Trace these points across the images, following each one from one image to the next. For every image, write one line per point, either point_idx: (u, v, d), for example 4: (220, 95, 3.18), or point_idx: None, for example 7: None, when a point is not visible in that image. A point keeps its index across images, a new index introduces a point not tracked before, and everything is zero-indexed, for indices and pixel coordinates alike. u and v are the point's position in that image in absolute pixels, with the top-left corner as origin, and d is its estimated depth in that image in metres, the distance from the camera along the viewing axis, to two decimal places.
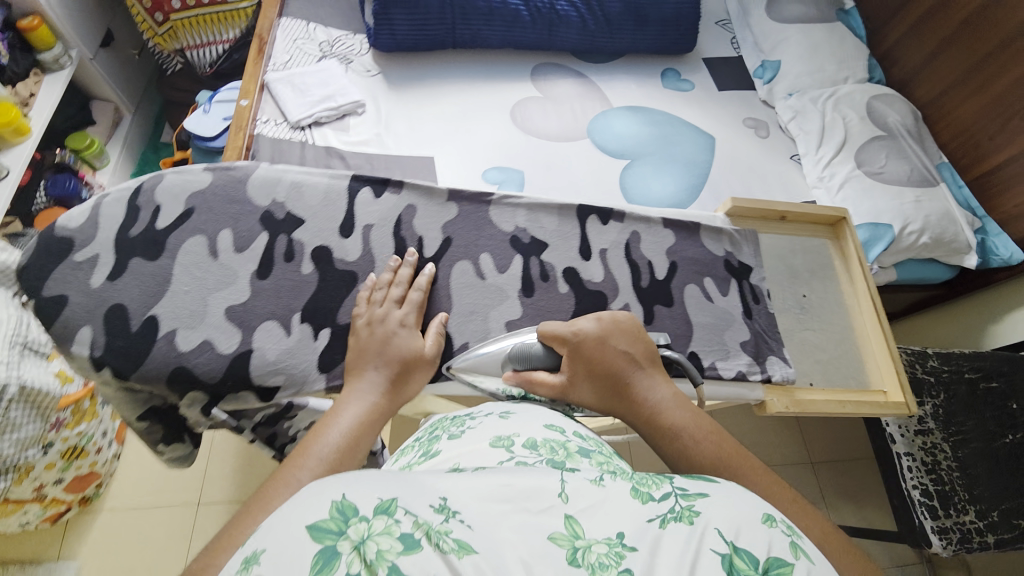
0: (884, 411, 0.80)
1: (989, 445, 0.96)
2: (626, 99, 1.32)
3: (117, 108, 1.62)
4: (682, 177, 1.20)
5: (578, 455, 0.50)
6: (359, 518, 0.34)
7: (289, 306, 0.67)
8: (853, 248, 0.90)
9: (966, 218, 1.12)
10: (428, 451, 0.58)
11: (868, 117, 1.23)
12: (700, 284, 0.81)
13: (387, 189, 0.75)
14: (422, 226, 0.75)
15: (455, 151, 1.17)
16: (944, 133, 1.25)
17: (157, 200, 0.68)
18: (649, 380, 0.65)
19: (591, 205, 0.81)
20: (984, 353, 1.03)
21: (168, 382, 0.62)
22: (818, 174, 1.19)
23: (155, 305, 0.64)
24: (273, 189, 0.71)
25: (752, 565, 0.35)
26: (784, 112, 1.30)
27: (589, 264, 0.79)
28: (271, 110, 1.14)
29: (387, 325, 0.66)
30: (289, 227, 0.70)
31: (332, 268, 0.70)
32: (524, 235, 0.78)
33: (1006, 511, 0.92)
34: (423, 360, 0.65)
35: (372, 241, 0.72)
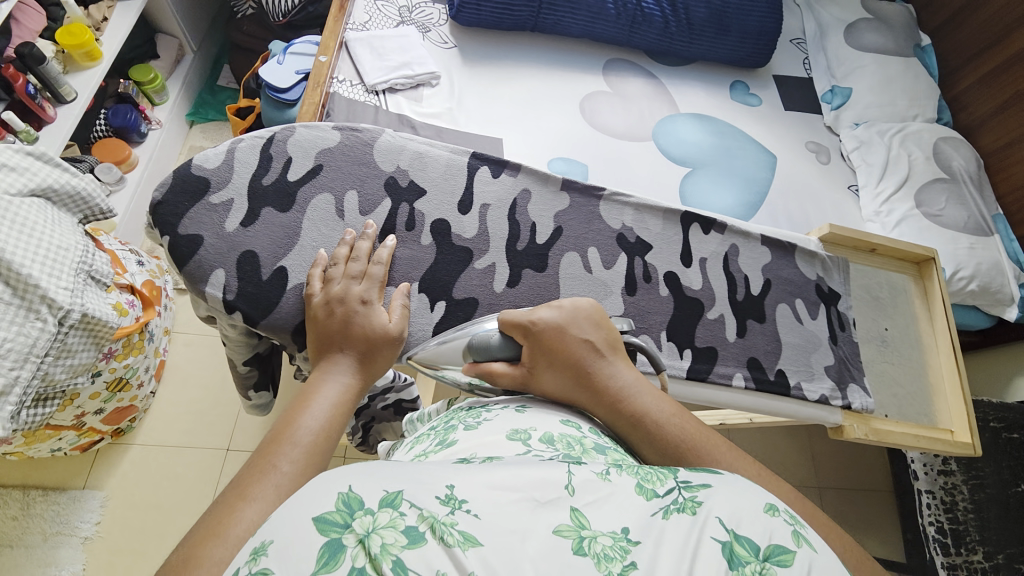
0: (952, 450, 0.85)
1: (1003, 492, 1.00)
2: (693, 106, 1.32)
3: (181, 46, 1.62)
4: (740, 193, 1.21)
5: (595, 452, 0.51)
6: (364, 511, 0.36)
7: (408, 274, 0.70)
8: (938, 288, 0.92)
9: (1015, 271, 1.13)
10: (443, 439, 0.55)
11: (933, 158, 1.23)
12: (792, 305, 0.84)
13: (504, 172, 0.77)
14: (536, 212, 0.77)
15: (527, 137, 1.18)
16: (1002, 185, 1.26)
17: (289, 152, 0.70)
18: (611, 367, 0.62)
19: (694, 214, 0.83)
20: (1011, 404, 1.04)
21: (292, 333, 0.66)
22: (875, 209, 1.20)
23: (284, 257, 0.66)
24: (397, 157, 0.74)
25: (753, 552, 0.37)
26: (848, 141, 1.30)
27: (690, 271, 0.80)
28: (348, 70, 1.15)
29: (348, 303, 0.62)
30: (411, 196, 0.72)
31: (448, 242, 0.73)
32: (630, 234, 0.80)
33: (1012, 555, 0.97)
34: (390, 336, 0.63)
35: (488, 221, 0.75)
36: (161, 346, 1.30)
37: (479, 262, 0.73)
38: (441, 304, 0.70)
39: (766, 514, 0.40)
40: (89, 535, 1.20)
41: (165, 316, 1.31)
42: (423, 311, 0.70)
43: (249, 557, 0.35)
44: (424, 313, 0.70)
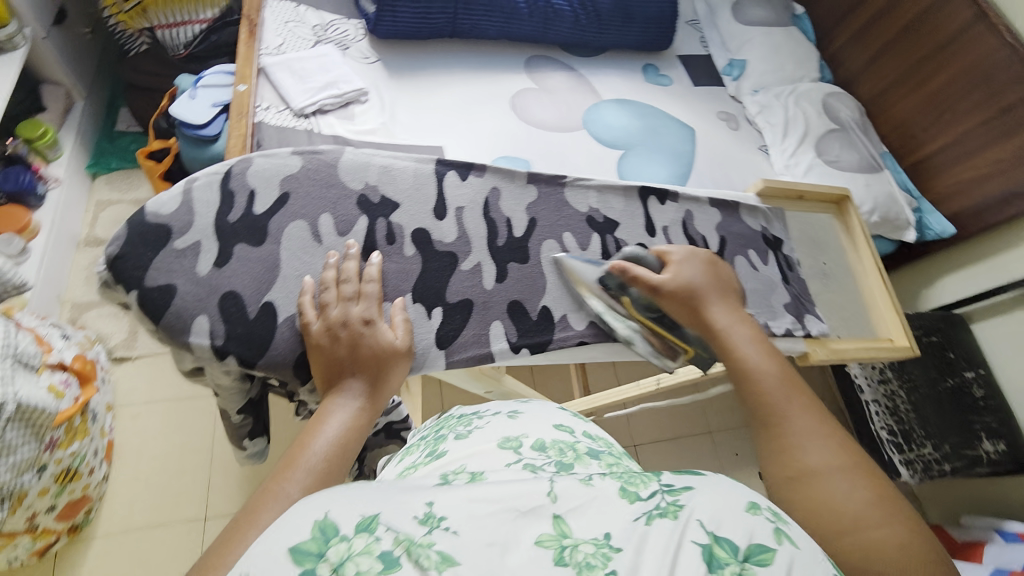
0: (892, 355, 0.93)
1: (933, 389, 1.16)
2: (614, 92, 1.40)
3: (69, 92, 1.48)
4: (671, 165, 1.29)
5: (588, 458, 0.57)
6: (339, 537, 0.36)
7: (398, 288, 0.69)
8: (857, 221, 1.03)
9: (906, 199, 1.30)
10: (433, 450, 0.64)
11: (823, 112, 1.39)
12: (746, 256, 0.91)
13: (472, 173, 0.78)
14: (509, 208, 0.79)
15: (462, 142, 1.18)
16: (885, 126, 1.44)
17: (250, 184, 0.67)
18: (726, 311, 0.71)
19: (652, 187, 0.87)
20: (924, 313, 1.21)
21: (294, 367, 0.63)
22: (784, 163, 1.34)
23: (269, 291, 0.63)
24: (364, 174, 0.72)
25: (732, 553, 0.37)
26: (752, 107, 1.44)
27: (656, 240, 0.86)
28: (271, 96, 1.10)
29: (351, 326, 0.60)
30: (386, 211, 0.72)
31: (432, 249, 0.73)
32: (597, 215, 0.84)
33: (954, 444, 1.12)
34: (397, 353, 0.62)
35: (466, 224, 0.76)
36: (105, 424, 1.18)
37: (465, 264, 0.74)
38: (439, 310, 0.70)
39: (748, 512, 0.40)
40: None
41: (105, 391, 1.19)
42: (422, 320, 0.69)
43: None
44: (423, 322, 0.69)
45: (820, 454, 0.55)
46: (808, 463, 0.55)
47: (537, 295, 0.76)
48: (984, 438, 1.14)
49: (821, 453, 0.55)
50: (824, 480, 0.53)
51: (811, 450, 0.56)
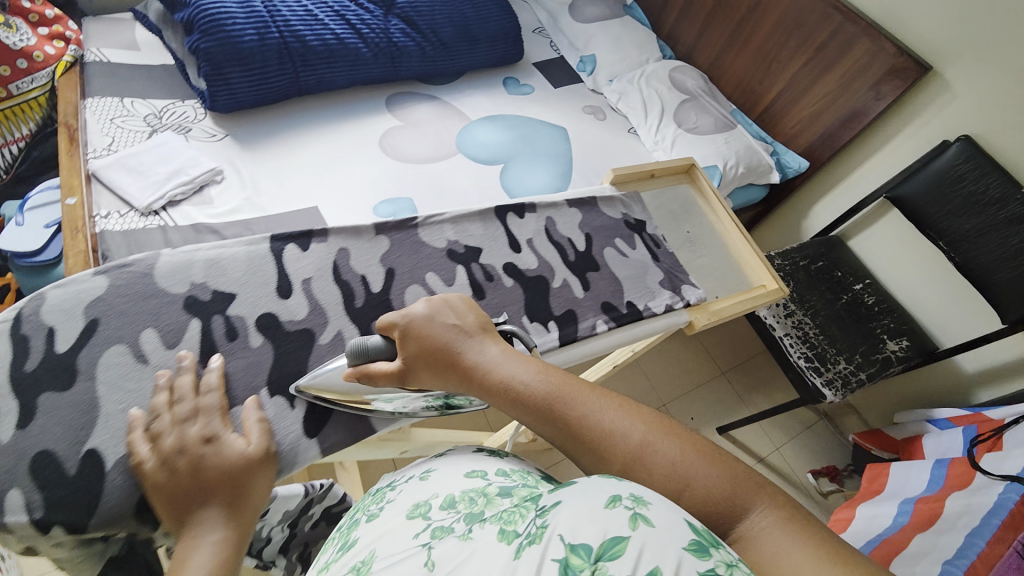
0: (769, 299, 0.98)
1: (833, 308, 1.25)
2: (482, 111, 1.43)
3: None
4: (551, 168, 1.33)
5: (498, 497, 0.54)
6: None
7: (253, 384, 0.65)
8: (707, 184, 1.12)
9: (762, 146, 1.42)
10: (345, 540, 0.56)
11: (673, 86, 1.50)
12: (614, 245, 0.96)
13: (312, 242, 0.78)
14: (361, 264, 0.79)
15: (338, 197, 1.14)
16: (727, 87, 1.57)
17: (47, 322, 0.63)
18: (480, 344, 0.62)
19: (504, 205, 0.93)
20: (807, 243, 1.36)
21: (137, 515, 0.55)
22: (653, 140, 1.42)
23: (91, 437, 0.57)
24: (186, 273, 0.70)
25: (586, 557, 0.40)
26: (612, 95, 1.53)
27: (523, 256, 0.88)
28: (109, 202, 1.01)
29: (189, 448, 0.54)
30: (221, 304, 0.69)
31: (281, 332, 0.70)
32: (458, 246, 0.85)
33: (864, 352, 1.20)
34: (253, 461, 0.57)
35: (315, 294, 0.74)
36: None
37: (323, 337, 0.72)
38: (302, 396, 0.67)
39: (606, 509, 0.44)
40: None
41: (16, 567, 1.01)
42: (284, 411, 0.65)
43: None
44: (286, 413, 0.65)
45: (630, 438, 0.52)
46: (626, 455, 0.52)
47: None
48: (887, 340, 1.24)
49: (629, 436, 0.53)
50: (646, 465, 0.50)
51: (621, 439, 0.52)
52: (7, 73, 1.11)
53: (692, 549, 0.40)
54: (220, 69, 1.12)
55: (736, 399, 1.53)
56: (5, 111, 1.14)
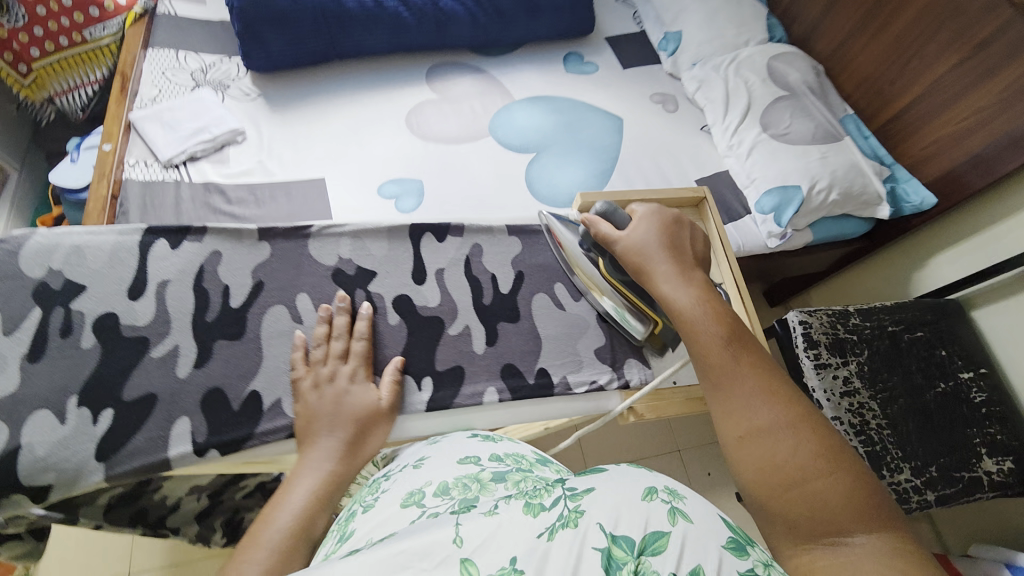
0: None
1: (918, 399, 0.98)
2: (528, 90, 1.26)
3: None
4: (591, 164, 1.15)
5: (492, 483, 0.47)
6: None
7: (65, 388, 0.64)
8: (715, 226, 0.88)
9: (875, 168, 1.09)
10: (343, 532, 0.48)
11: (770, 78, 1.19)
12: (551, 292, 0.83)
13: (185, 239, 0.74)
14: (228, 273, 0.74)
15: (347, 172, 1.09)
16: (848, 85, 1.22)
17: None
18: (682, 276, 0.65)
19: (423, 224, 0.82)
20: (908, 305, 1.04)
21: None
22: (728, 143, 1.16)
23: None
24: (48, 257, 0.69)
25: (629, 550, 0.34)
26: (690, 83, 1.27)
27: (424, 289, 0.79)
28: (139, 150, 1.05)
29: (337, 383, 0.68)
30: (66, 297, 0.67)
31: (119, 338, 0.67)
32: (348, 266, 0.78)
33: (945, 466, 0.94)
34: (378, 414, 0.68)
35: (166, 300, 0.70)
36: None
37: (156, 350, 0.68)
38: (107, 413, 0.64)
39: (642, 501, 0.37)
40: None
41: None
42: (85, 426, 0.63)
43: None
44: (86, 429, 0.63)
45: (765, 415, 0.52)
46: (749, 425, 0.52)
47: (243, 379, 0.69)
48: (985, 456, 0.96)
49: (764, 413, 0.52)
50: (767, 442, 0.50)
51: (762, 409, 0.52)
52: (80, 19, 1.19)
53: (734, 548, 0.35)
54: (254, 28, 1.10)
55: None
56: (83, 56, 1.24)
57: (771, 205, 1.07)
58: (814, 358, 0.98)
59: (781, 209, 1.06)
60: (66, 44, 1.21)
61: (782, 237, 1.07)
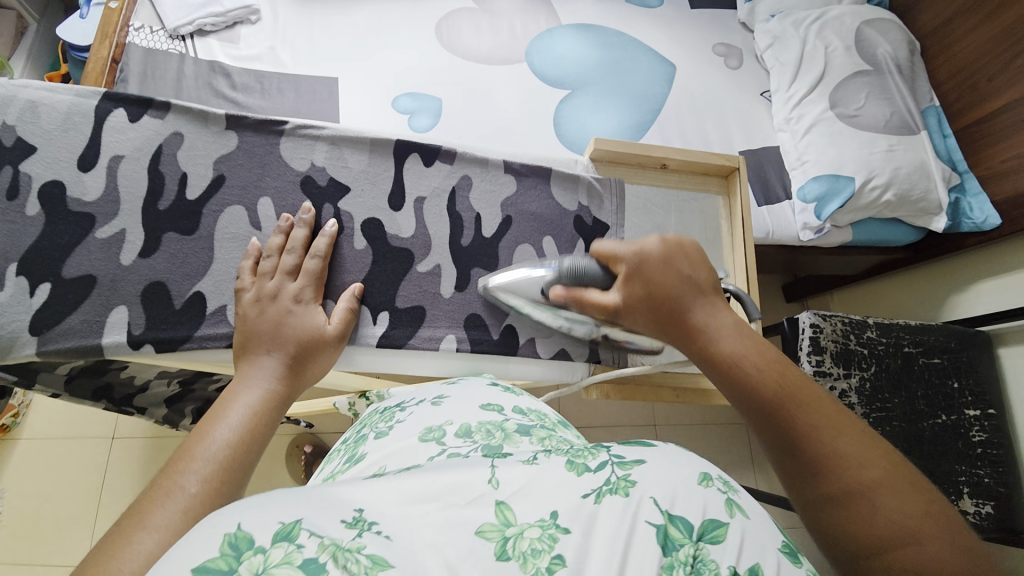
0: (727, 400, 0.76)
1: (914, 426, 0.96)
2: (577, 16, 1.10)
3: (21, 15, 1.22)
4: (629, 112, 1.02)
5: (518, 435, 0.43)
6: (254, 551, 0.26)
7: (5, 254, 0.53)
8: (740, 203, 0.76)
9: (944, 174, 0.99)
10: (353, 454, 0.46)
11: (855, 47, 1.04)
12: (536, 244, 0.70)
13: (146, 113, 0.59)
14: (188, 159, 0.60)
15: (360, 78, 0.97)
16: (942, 71, 1.07)
17: None
18: (711, 309, 0.48)
19: (411, 141, 0.68)
20: (931, 328, 1.01)
21: None
22: (785, 116, 1.03)
23: None
24: (3, 108, 0.55)
25: (687, 533, 0.31)
26: (761, 38, 1.11)
27: (399, 217, 0.66)
28: (146, 14, 0.92)
29: (280, 301, 0.56)
30: (14, 157, 0.54)
31: (62, 210, 0.55)
32: (320, 176, 0.63)
33: None
34: (325, 340, 0.57)
35: (118, 178, 0.57)
36: None
37: (101, 231, 0.56)
38: (44, 287, 0.53)
39: (699, 487, 0.33)
40: None
41: None
42: (20, 297, 0.52)
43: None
44: (20, 300, 0.52)
45: (857, 466, 0.37)
46: (836, 484, 0.37)
47: (188, 277, 0.57)
48: (965, 495, 0.95)
49: (852, 464, 0.37)
50: (868, 505, 0.36)
51: (844, 462, 0.37)
52: None
53: (792, 554, 0.32)
54: None
55: (746, 459, 1.35)
56: None
57: (815, 194, 0.96)
58: (815, 364, 0.96)
59: (824, 200, 0.96)
60: None
61: (818, 231, 0.98)
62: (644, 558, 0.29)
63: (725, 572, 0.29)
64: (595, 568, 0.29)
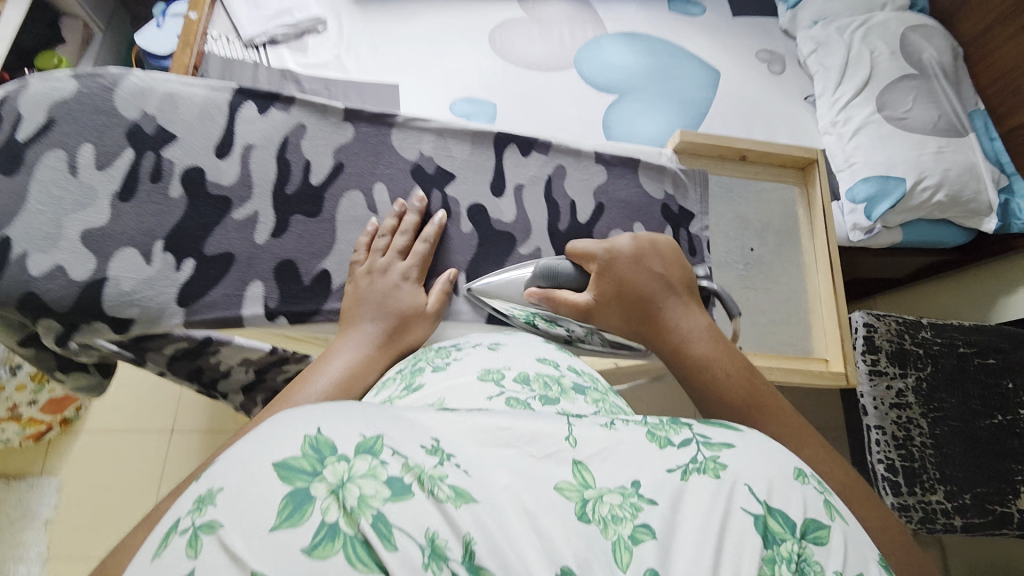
0: (822, 378, 0.81)
1: (970, 424, 0.98)
2: (623, 25, 1.15)
3: (87, 26, 1.28)
4: (675, 117, 1.07)
5: (574, 392, 0.40)
6: (337, 457, 0.27)
7: (152, 232, 0.58)
8: (819, 197, 0.85)
9: (993, 175, 1.02)
10: (410, 382, 0.43)
11: (900, 52, 1.09)
12: (629, 230, 0.72)
13: (273, 106, 0.65)
14: (311, 148, 0.65)
15: (421, 83, 1.03)
16: (984, 77, 1.11)
17: (20, 110, 0.58)
18: (685, 311, 0.56)
19: (509, 132, 0.72)
20: (983, 328, 1.03)
21: (17, 307, 0.54)
22: (831, 119, 1.07)
23: (6, 225, 0.54)
24: (143, 100, 0.61)
25: (789, 528, 0.29)
26: (806, 44, 1.15)
27: (500, 202, 0.69)
28: (223, 26, 0.99)
29: (389, 276, 0.60)
30: (158, 144, 0.60)
31: (203, 193, 0.60)
32: (428, 164, 0.68)
33: (980, 495, 0.96)
34: (422, 313, 0.59)
35: (250, 164, 0.62)
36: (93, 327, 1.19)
37: (237, 213, 0.61)
38: (190, 263, 0.59)
39: (796, 483, 0.31)
40: (49, 519, 1.14)
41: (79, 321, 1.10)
42: (168, 272, 0.58)
43: (194, 505, 0.26)
44: (168, 274, 0.58)
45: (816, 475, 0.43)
46: None
47: (316, 257, 0.63)
48: None
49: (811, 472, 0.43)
50: None
51: None
52: None
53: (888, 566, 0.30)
54: None
55: None
56: None
57: (868, 194, 0.99)
58: (870, 363, 0.98)
59: (874, 201, 0.99)
60: None
61: (867, 232, 1.00)
62: (743, 542, 0.28)
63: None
64: (687, 545, 0.28)
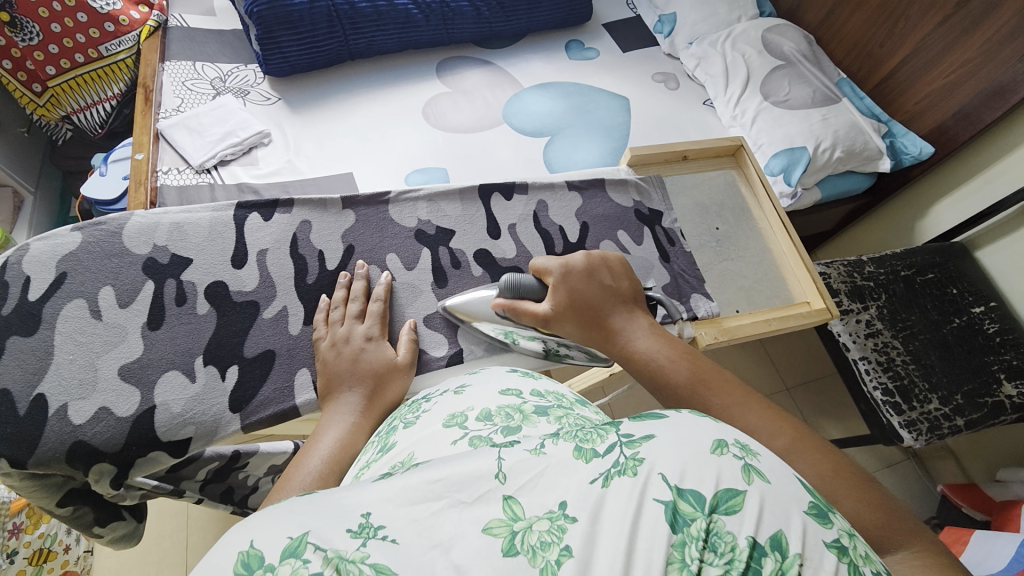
0: (811, 319, 0.80)
1: (937, 333, 1.06)
2: (534, 78, 1.29)
3: (17, 191, 1.33)
4: (602, 142, 1.18)
5: (536, 415, 0.39)
6: (264, 568, 0.25)
7: (190, 350, 0.63)
8: (754, 171, 0.93)
9: (872, 125, 1.16)
10: (384, 443, 0.43)
11: (765, 50, 1.26)
12: (615, 238, 0.82)
13: (276, 212, 0.73)
14: (321, 239, 0.73)
15: (373, 165, 1.11)
16: (839, 51, 1.29)
17: (26, 271, 0.63)
18: (629, 316, 0.60)
19: (492, 183, 0.82)
20: (917, 251, 1.14)
21: (67, 461, 0.56)
22: (731, 114, 1.21)
23: (41, 382, 0.58)
24: (153, 234, 0.67)
25: (699, 506, 0.27)
26: (688, 61, 1.32)
27: (501, 242, 0.78)
28: (170, 158, 1.03)
29: (353, 342, 0.63)
30: (176, 270, 0.66)
31: (230, 303, 0.66)
32: (428, 227, 0.77)
33: (968, 393, 1.00)
34: (397, 368, 0.63)
35: (268, 266, 0.69)
36: None
37: (267, 311, 0.67)
38: (234, 369, 0.63)
39: (711, 456, 0.29)
40: None
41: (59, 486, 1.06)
42: (215, 382, 0.62)
43: None
44: (216, 386, 0.62)
45: (767, 437, 0.44)
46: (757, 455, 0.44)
47: None
48: (1004, 381, 1.02)
49: (766, 435, 0.44)
50: None
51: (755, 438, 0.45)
52: (96, 35, 1.16)
53: (825, 515, 0.28)
54: (272, 33, 1.10)
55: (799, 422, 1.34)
56: (99, 71, 1.21)
57: (780, 167, 1.12)
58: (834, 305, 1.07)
59: (789, 170, 1.11)
60: (82, 60, 1.19)
61: (793, 196, 1.12)
62: (653, 540, 0.26)
63: (744, 544, 0.26)
64: (603, 559, 0.26)
